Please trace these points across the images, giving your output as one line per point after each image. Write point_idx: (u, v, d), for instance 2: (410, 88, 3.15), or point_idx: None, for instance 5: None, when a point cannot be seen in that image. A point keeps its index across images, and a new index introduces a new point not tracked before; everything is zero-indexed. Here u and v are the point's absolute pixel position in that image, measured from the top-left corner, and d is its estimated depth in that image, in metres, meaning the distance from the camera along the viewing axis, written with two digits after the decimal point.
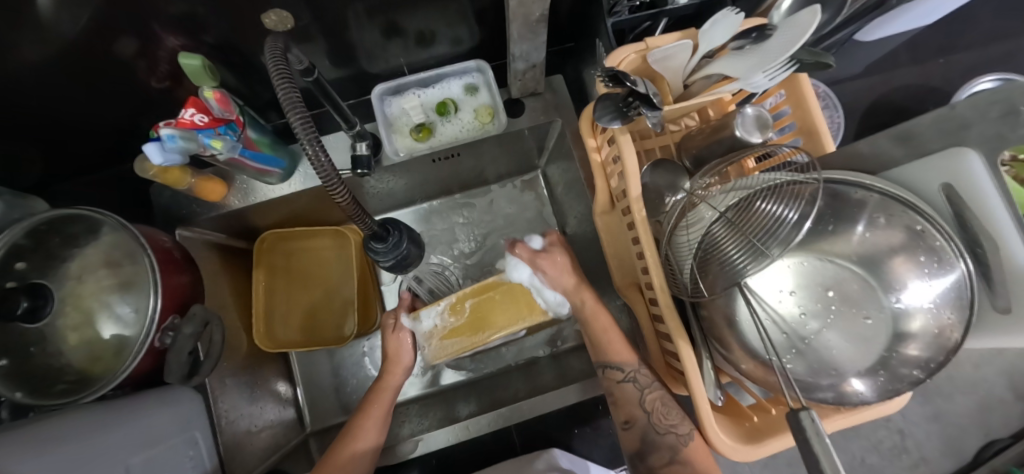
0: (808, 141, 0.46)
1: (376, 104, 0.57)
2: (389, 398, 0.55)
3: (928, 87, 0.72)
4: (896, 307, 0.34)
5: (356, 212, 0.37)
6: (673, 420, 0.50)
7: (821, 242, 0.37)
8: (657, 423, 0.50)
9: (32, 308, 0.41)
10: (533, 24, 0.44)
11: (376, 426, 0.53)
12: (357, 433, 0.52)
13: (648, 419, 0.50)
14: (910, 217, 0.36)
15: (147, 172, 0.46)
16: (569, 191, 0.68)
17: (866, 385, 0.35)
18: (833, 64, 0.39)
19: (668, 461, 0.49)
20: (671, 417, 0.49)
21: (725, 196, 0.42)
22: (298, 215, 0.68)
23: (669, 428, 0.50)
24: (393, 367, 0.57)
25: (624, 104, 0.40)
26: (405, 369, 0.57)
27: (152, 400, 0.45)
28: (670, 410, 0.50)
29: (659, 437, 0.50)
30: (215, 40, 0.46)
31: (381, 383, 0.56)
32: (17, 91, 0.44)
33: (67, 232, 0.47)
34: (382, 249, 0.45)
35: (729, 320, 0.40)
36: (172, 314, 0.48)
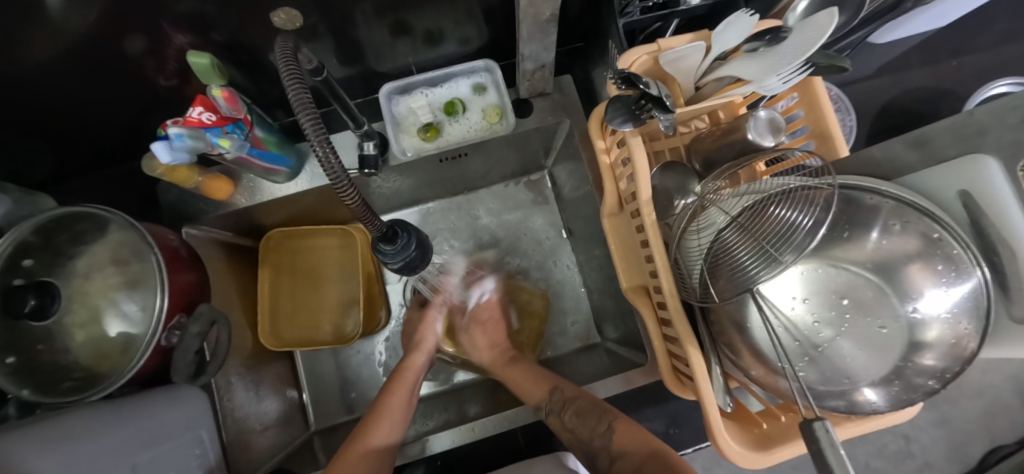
0: (821, 144, 0.45)
1: (384, 104, 0.56)
2: (413, 378, 0.58)
3: (941, 89, 0.72)
4: (912, 317, 0.33)
5: (367, 215, 0.34)
6: (592, 425, 0.48)
7: (834, 249, 0.36)
8: (588, 440, 0.48)
9: (40, 306, 0.41)
10: (543, 23, 0.45)
11: (402, 411, 0.53)
12: (373, 428, 0.49)
13: (576, 434, 0.49)
14: (926, 224, 0.35)
15: (155, 170, 0.45)
16: (576, 191, 0.68)
17: (879, 394, 0.34)
18: (849, 68, 0.38)
19: (610, 462, 0.45)
20: (599, 425, 0.48)
21: (737, 200, 0.42)
22: (303, 214, 0.68)
23: (592, 434, 0.48)
24: (421, 347, 0.62)
25: (635, 106, 0.39)
26: (429, 354, 0.62)
27: (158, 399, 0.45)
28: (586, 417, 0.49)
29: (591, 449, 0.47)
30: (223, 38, 0.46)
31: (405, 364, 0.60)
32: (27, 85, 0.44)
33: (76, 229, 0.48)
34: (390, 251, 0.37)
35: (739, 324, 0.39)
36: (180, 312, 0.48)
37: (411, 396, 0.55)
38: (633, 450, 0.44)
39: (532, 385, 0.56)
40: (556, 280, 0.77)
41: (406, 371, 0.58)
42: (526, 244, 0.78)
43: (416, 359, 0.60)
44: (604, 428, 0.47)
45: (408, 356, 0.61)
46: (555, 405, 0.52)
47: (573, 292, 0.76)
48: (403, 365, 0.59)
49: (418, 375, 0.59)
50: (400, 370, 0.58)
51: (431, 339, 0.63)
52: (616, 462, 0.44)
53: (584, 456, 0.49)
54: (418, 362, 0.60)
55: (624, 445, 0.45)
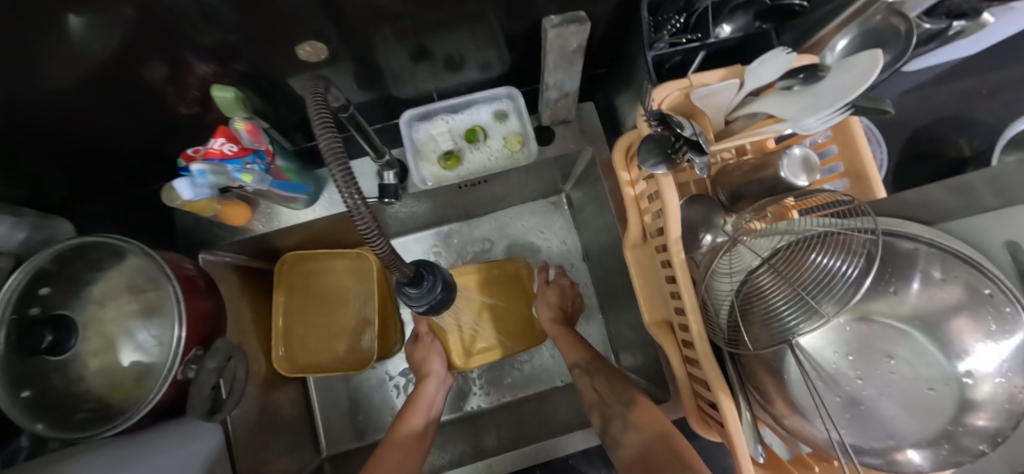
0: (855, 183, 0.45)
1: (405, 130, 0.56)
2: (428, 401, 0.60)
3: (969, 118, 0.71)
4: (966, 380, 0.31)
5: (395, 262, 0.32)
6: (620, 399, 0.51)
7: (879, 300, 0.34)
8: (609, 404, 0.51)
9: (56, 342, 0.40)
10: (570, 54, 0.46)
11: (421, 416, 0.57)
12: (405, 420, 0.56)
13: (600, 399, 0.53)
14: (974, 276, 0.34)
15: (173, 201, 0.45)
16: (595, 217, 0.67)
17: (923, 455, 0.33)
18: (893, 111, 0.37)
19: (624, 430, 0.47)
20: (621, 397, 0.50)
21: (768, 242, 0.40)
22: (318, 237, 0.67)
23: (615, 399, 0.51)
24: (429, 374, 0.63)
25: (670, 147, 0.38)
26: (442, 378, 0.63)
27: (173, 437, 0.44)
28: (619, 390, 0.52)
29: (608, 410, 0.51)
30: (246, 67, 0.46)
31: (419, 392, 0.61)
32: (45, 111, 0.43)
33: (92, 258, 0.48)
34: (416, 293, 0.36)
35: (774, 372, 0.37)
36: (197, 345, 0.47)
37: (429, 421, 0.58)
38: (645, 426, 0.46)
39: (572, 345, 0.61)
40: None
41: (418, 399, 0.59)
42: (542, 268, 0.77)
43: (429, 390, 0.61)
44: (629, 398, 0.50)
45: (419, 385, 0.62)
46: (590, 366, 0.57)
47: (590, 317, 0.75)
48: (420, 384, 0.62)
49: (431, 406, 0.60)
50: (412, 400, 0.60)
51: (439, 365, 0.64)
52: (628, 434, 0.47)
53: (599, 422, 0.51)
54: (431, 390, 0.61)
55: (641, 421, 0.47)
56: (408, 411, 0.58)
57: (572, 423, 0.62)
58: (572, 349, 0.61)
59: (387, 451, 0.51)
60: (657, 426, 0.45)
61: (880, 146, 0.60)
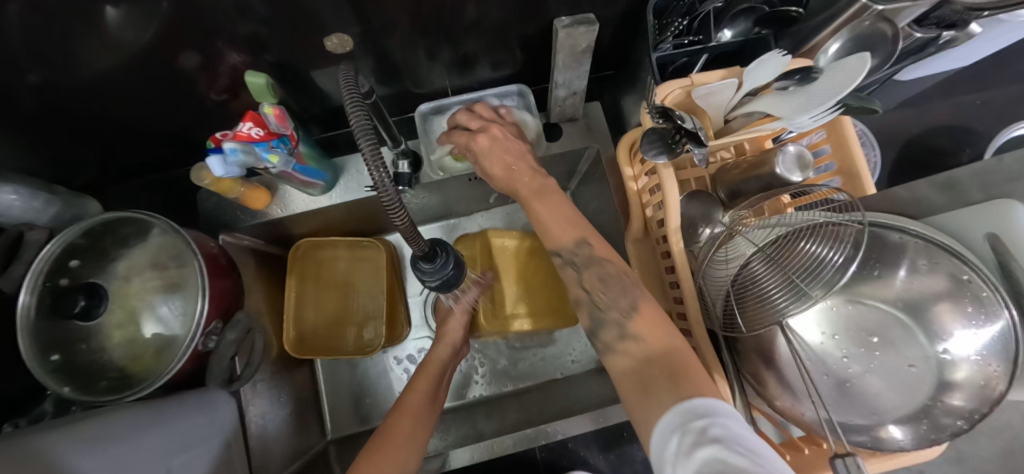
0: (847, 181, 0.47)
1: (419, 123, 0.59)
2: (417, 411, 0.53)
3: (962, 128, 0.73)
4: (943, 357, 0.34)
5: (414, 235, 0.34)
6: (613, 294, 0.42)
7: (865, 285, 0.38)
8: (601, 306, 0.43)
9: (87, 307, 0.43)
10: (579, 54, 0.49)
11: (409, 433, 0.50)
12: (391, 432, 0.50)
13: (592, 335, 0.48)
14: (954, 264, 0.35)
15: (202, 181, 0.47)
16: (599, 213, 0.69)
17: (905, 432, 0.35)
18: (880, 107, 0.40)
19: (619, 338, 0.40)
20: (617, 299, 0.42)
21: (764, 233, 0.42)
22: (331, 225, 0.69)
23: (609, 303, 0.42)
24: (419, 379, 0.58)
25: (671, 139, 0.41)
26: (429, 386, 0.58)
27: (190, 406, 0.46)
28: (609, 284, 0.43)
29: (602, 314, 0.42)
30: (275, 58, 0.49)
31: (404, 401, 0.55)
32: (87, 93, 0.46)
33: (120, 234, 0.50)
34: (429, 269, 0.38)
35: (767, 354, 0.40)
36: (218, 319, 0.50)
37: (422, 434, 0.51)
38: (648, 338, 0.38)
39: (562, 225, 0.45)
40: None
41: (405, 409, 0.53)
42: None
43: (440, 354, 0.63)
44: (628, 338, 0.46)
45: (433, 352, 0.64)
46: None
47: None
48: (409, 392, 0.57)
49: (441, 369, 0.62)
50: (398, 410, 0.53)
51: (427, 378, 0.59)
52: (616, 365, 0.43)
53: (587, 323, 0.44)
54: (443, 356, 0.63)
55: (641, 330, 0.39)
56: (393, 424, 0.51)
57: (572, 411, 0.63)
58: (563, 227, 0.45)
59: (399, 419, 0.52)
60: (662, 339, 0.38)
61: (875, 151, 0.62)
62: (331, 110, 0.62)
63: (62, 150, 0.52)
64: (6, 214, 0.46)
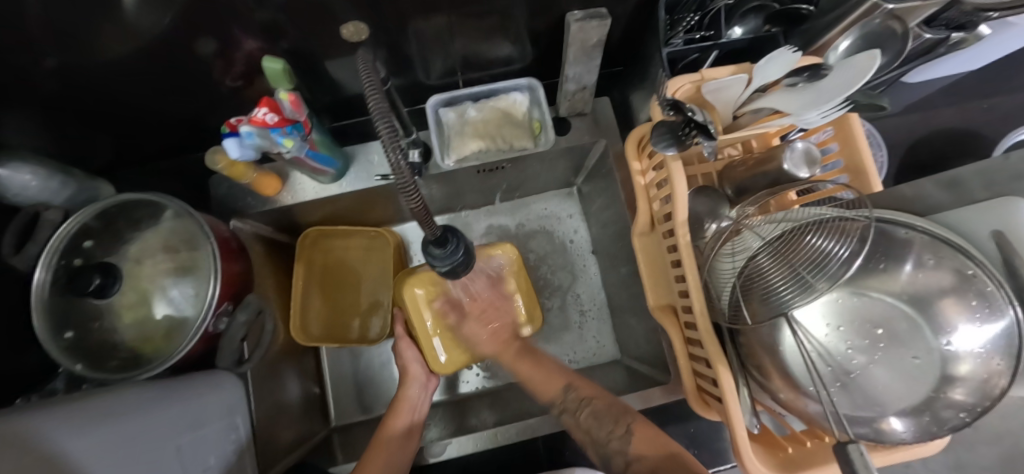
0: (854, 178, 0.48)
1: (431, 115, 0.58)
2: (392, 447, 0.53)
3: (969, 131, 0.73)
4: (946, 350, 0.34)
5: (426, 219, 0.34)
6: (608, 427, 0.48)
7: (870, 279, 0.38)
8: (607, 445, 0.47)
9: (102, 286, 0.44)
10: (590, 48, 0.49)
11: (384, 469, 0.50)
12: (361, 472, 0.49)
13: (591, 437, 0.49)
14: (960, 260, 0.36)
15: (216, 165, 0.48)
16: (605, 208, 0.70)
17: (906, 424, 0.36)
18: (887, 106, 0.41)
19: (626, 465, 0.45)
20: (613, 430, 0.48)
21: (771, 227, 0.43)
22: (339, 214, 0.70)
23: (608, 436, 0.48)
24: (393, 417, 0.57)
25: (682, 132, 0.41)
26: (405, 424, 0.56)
27: (199, 384, 0.47)
28: (603, 419, 0.49)
29: (607, 450, 0.47)
30: (290, 45, 0.49)
31: (380, 436, 0.54)
32: (105, 77, 0.47)
33: (133, 216, 0.51)
34: (439, 254, 0.39)
35: (771, 347, 0.40)
36: (228, 300, 0.51)
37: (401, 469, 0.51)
38: (648, 454, 0.44)
39: (545, 378, 0.56)
40: (578, 294, 0.78)
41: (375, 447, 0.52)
42: (551, 256, 0.80)
43: (411, 394, 0.61)
44: (624, 431, 0.47)
45: (402, 390, 0.62)
46: (570, 403, 0.52)
47: (595, 306, 0.78)
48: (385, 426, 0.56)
49: (414, 409, 0.60)
50: (373, 444, 0.53)
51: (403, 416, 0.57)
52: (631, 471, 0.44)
53: (596, 458, 0.49)
54: (414, 395, 0.61)
55: (643, 449, 0.45)
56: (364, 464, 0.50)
57: None
58: (549, 384, 0.55)
59: (372, 456, 0.51)
60: (665, 445, 0.44)
61: (880, 150, 0.62)
62: (343, 100, 0.63)
63: (78, 133, 0.53)
64: (21, 195, 0.46)
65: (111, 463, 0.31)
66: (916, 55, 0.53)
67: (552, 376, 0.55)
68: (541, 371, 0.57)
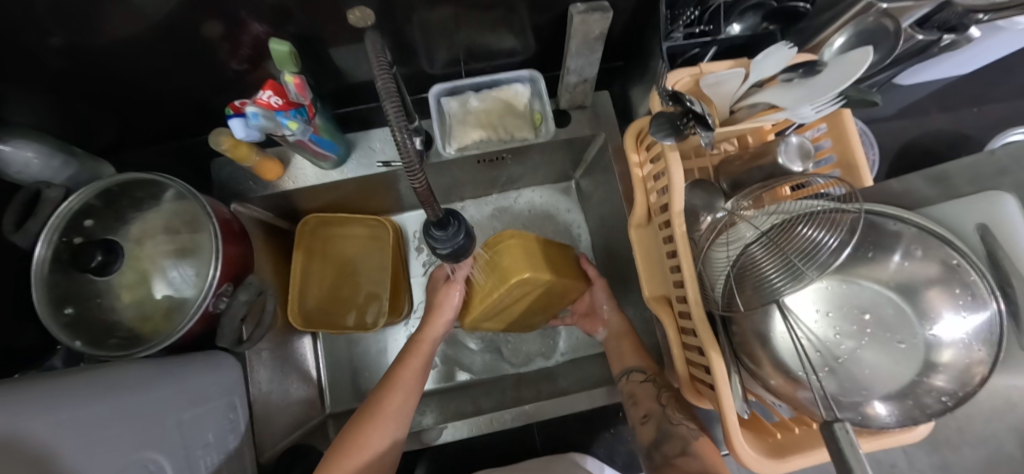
0: (846, 174, 0.49)
1: (433, 104, 0.59)
2: (389, 421, 0.52)
3: (960, 135, 0.75)
4: (930, 337, 0.35)
5: (430, 201, 0.35)
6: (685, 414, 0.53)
7: (861, 267, 0.39)
8: (675, 421, 0.52)
9: (104, 262, 0.45)
10: (592, 41, 0.50)
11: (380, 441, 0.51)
12: (352, 446, 0.49)
13: (661, 410, 0.54)
14: (946, 251, 0.37)
15: (220, 145, 0.49)
16: (603, 201, 0.71)
17: (889, 408, 0.37)
18: (880, 102, 0.41)
19: (680, 451, 0.49)
20: (689, 420, 0.52)
21: (767, 218, 0.44)
22: (341, 202, 0.71)
23: (680, 420, 0.52)
24: (395, 386, 0.56)
25: (680, 121, 0.43)
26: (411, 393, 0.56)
27: (201, 362, 0.47)
28: (682, 406, 0.54)
29: (671, 426, 0.52)
30: (297, 31, 0.49)
31: (381, 402, 0.54)
32: (111, 58, 0.47)
33: (134, 197, 0.51)
34: (441, 237, 0.40)
35: (763, 335, 0.41)
36: (229, 281, 0.51)
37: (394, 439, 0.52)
38: (702, 454, 0.47)
39: (637, 355, 0.62)
40: None
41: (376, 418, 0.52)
42: None
43: (432, 332, 0.63)
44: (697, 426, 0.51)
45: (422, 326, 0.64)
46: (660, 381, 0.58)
47: None
48: (387, 388, 0.55)
49: (433, 347, 0.63)
50: (370, 412, 0.53)
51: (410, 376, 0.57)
52: (684, 458, 0.48)
53: (653, 433, 0.53)
54: (433, 335, 0.63)
55: (701, 449, 0.48)
56: (359, 432, 0.51)
57: (567, 392, 0.65)
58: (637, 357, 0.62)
59: (391, 397, 0.54)
60: (714, 464, 0.46)
61: (872, 149, 0.64)
62: (346, 87, 0.63)
63: (81, 112, 0.53)
64: (23, 172, 0.46)
65: (115, 443, 0.31)
66: (909, 57, 0.54)
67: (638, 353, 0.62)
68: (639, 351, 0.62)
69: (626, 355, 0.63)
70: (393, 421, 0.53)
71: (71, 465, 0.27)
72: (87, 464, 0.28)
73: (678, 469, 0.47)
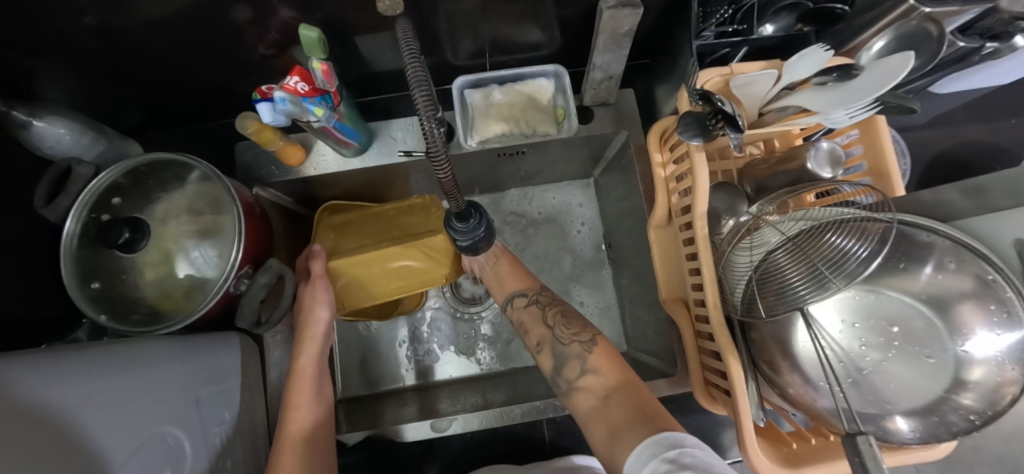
0: (877, 182, 0.48)
1: (456, 95, 0.59)
2: (304, 408, 0.50)
3: (996, 147, 0.73)
4: (961, 353, 0.35)
5: (453, 191, 0.35)
6: (574, 329, 0.53)
7: (891, 278, 0.38)
8: (566, 340, 0.51)
9: (130, 240, 0.46)
10: (620, 37, 0.49)
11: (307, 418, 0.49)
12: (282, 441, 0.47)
13: (551, 333, 0.53)
14: (981, 266, 0.36)
15: (246, 129, 0.50)
16: (621, 200, 0.70)
17: (911, 424, 0.36)
18: (918, 109, 0.40)
19: (581, 373, 0.48)
20: (577, 334, 0.52)
21: (794, 223, 0.43)
22: (358, 191, 0.71)
23: (570, 336, 0.52)
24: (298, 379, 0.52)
25: (708, 121, 0.42)
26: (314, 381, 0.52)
27: (220, 341, 0.48)
28: (569, 322, 0.54)
29: (563, 348, 0.51)
30: (323, 17, 0.49)
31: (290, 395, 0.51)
32: (142, 38, 0.47)
33: (160, 176, 0.51)
34: (461, 228, 0.40)
35: (784, 342, 0.40)
36: (249, 265, 0.52)
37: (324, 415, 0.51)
38: (607, 372, 0.48)
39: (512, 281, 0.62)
40: (588, 285, 0.79)
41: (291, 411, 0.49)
42: (563, 246, 0.81)
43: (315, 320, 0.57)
44: (587, 337, 0.51)
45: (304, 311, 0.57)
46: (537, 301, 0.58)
47: (605, 297, 0.79)
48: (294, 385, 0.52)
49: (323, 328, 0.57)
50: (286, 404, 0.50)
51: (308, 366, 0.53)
52: (584, 379, 0.48)
53: (551, 361, 0.51)
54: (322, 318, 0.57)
55: (598, 364, 0.48)
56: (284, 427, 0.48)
57: None
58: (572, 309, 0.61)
59: (299, 389, 0.52)
60: (614, 376, 0.47)
61: (903, 158, 0.62)
62: (370, 76, 0.63)
63: (109, 91, 0.54)
64: (56, 148, 0.47)
65: (135, 415, 0.32)
66: (949, 63, 0.52)
67: (517, 278, 0.61)
68: (518, 276, 0.62)
69: (506, 278, 0.61)
70: (309, 404, 0.50)
71: (93, 434, 0.27)
72: (106, 436, 0.29)
73: (588, 392, 0.47)
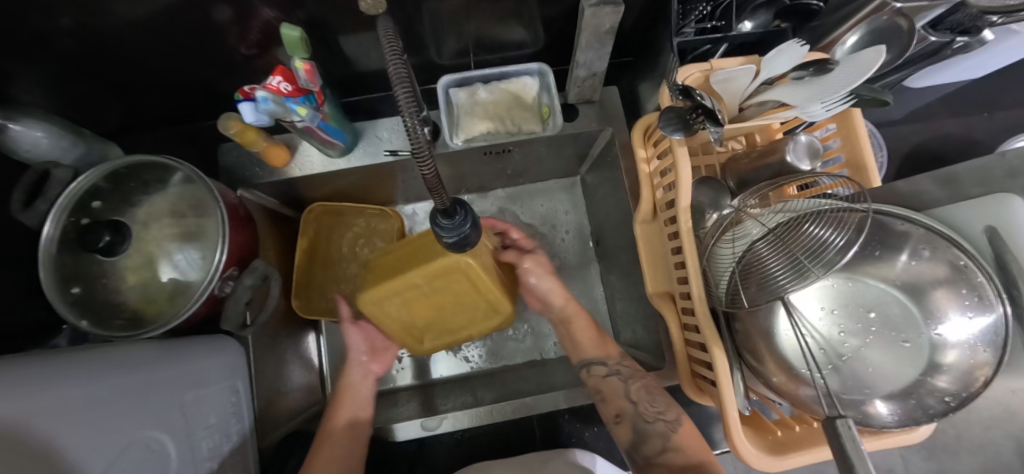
0: (854, 174, 0.49)
1: (442, 94, 0.59)
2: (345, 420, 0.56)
3: (968, 140, 0.75)
4: (935, 338, 0.36)
5: (439, 188, 0.35)
6: (658, 408, 0.52)
7: (867, 265, 0.39)
8: (648, 418, 0.51)
9: (111, 243, 0.45)
10: (603, 35, 0.49)
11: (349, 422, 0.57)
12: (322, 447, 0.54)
13: (636, 409, 0.52)
14: (954, 253, 0.36)
15: (229, 130, 0.49)
16: (608, 197, 0.71)
17: (890, 407, 0.37)
18: (891, 101, 0.41)
19: (661, 450, 0.49)
20: (662, 412, 0.51)
21: (774, 216, 0.44)
22: (346, 192, 0.71)
23: (655, 416, 0.51)
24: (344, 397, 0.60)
25: (689, 116, 0.43)
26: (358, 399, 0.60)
27: (205, 344, 0.48)
28: (655, 399, 0.53)
29: (648, 426, 0.51)
30: (306, 17, 0.49)
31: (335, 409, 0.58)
32: (120, 40, 0.47)
33: (142, 179, 0.51)
34: (447, 225, 0.40)
35: (767, 332, 0.40)
36: (235, 267, 0.51)
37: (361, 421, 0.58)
38: (687, 448, 0.48)
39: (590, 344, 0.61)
40: (577, 281, 0.80)
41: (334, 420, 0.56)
42: (552, 243, 0.81)
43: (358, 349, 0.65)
44: (673, 416, 0.51)
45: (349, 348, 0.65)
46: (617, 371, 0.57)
47: (594, 294, 0.79)
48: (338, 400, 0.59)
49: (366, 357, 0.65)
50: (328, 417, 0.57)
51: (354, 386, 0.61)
52: (667, 455, 0.49)
53: (630, 434, 0.52)
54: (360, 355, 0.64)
55: (683, 442, 0.49)
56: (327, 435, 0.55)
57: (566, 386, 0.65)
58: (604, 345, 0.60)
59: (344, 402, 0.59)
60: (698, 453, 0.48)
61: (880, 151, 0.64)
62: (354, 75, 0.63)
63: (88, 93, 0.54)
64: (31, 151, 0.46)
65: (118, 419, 0.32)
66: (920, 58, 0.54)
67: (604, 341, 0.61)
68: (595, 336, 0.62)
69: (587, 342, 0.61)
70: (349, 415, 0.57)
71: (76, 438, 0.27)
72: (88, 440, 0.28)
73: (668, 469, 0.47)
